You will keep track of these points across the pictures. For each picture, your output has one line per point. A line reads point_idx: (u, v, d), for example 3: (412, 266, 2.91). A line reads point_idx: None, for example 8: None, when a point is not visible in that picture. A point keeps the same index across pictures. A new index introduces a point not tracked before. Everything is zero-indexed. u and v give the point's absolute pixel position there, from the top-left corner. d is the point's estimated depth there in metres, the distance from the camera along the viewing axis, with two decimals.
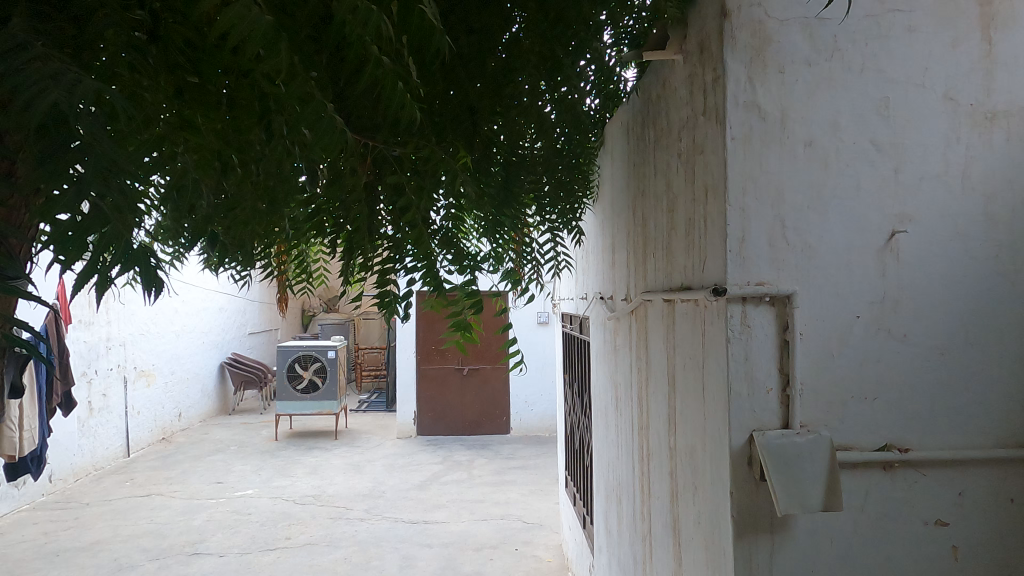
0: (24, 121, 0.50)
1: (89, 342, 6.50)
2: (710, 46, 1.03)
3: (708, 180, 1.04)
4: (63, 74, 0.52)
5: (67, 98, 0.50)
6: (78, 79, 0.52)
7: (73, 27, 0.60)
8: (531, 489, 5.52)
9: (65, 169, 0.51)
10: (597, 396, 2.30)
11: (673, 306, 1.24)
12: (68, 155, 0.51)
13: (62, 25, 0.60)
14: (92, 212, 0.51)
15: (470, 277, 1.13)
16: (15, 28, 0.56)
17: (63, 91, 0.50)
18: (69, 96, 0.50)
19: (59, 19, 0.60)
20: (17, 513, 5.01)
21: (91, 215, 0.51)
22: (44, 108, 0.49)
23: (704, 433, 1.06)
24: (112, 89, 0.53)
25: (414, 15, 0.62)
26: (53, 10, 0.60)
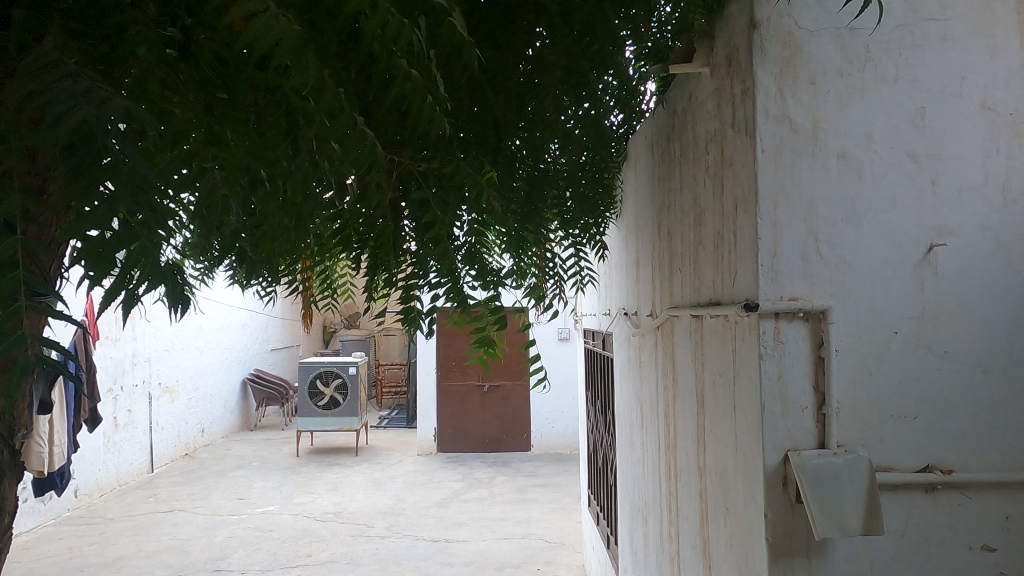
0: (53, 137, 0.49)
1: (115, 358, 6.59)
2: (738, 58, 1.01)
3: (737, 193, 1.02)
4: (93, 92, 0.51)
5: (97, 114, 0.50)
6: (108, 98, 0.51)
7: (106, 44, 0.60)
8: (554, 508, 5.46)
9: (95, 186, 0.51)
10: (621, 414, 2.27)
11: (701, 322, 1.22)
12: (98, 173, 0.51)
13: (96, 42, 0.60)
14: (120, 227, 0.51)
15: (495, 293, 1.12)
16: (48, 45, 0.56)
17: (94, 107, 0.50)
18: (96, 114, 0.50)
19: (93, 35, 0.60)
20: (43, 528, 5.08)
21: (120, 230, 0.51)
22: (73, 125, 0.48)
23: (736, 452, 1.03)
24: (142, 106, 0.53)
25: (445, 27, 0.59)
26: (86, 27, 0.60)
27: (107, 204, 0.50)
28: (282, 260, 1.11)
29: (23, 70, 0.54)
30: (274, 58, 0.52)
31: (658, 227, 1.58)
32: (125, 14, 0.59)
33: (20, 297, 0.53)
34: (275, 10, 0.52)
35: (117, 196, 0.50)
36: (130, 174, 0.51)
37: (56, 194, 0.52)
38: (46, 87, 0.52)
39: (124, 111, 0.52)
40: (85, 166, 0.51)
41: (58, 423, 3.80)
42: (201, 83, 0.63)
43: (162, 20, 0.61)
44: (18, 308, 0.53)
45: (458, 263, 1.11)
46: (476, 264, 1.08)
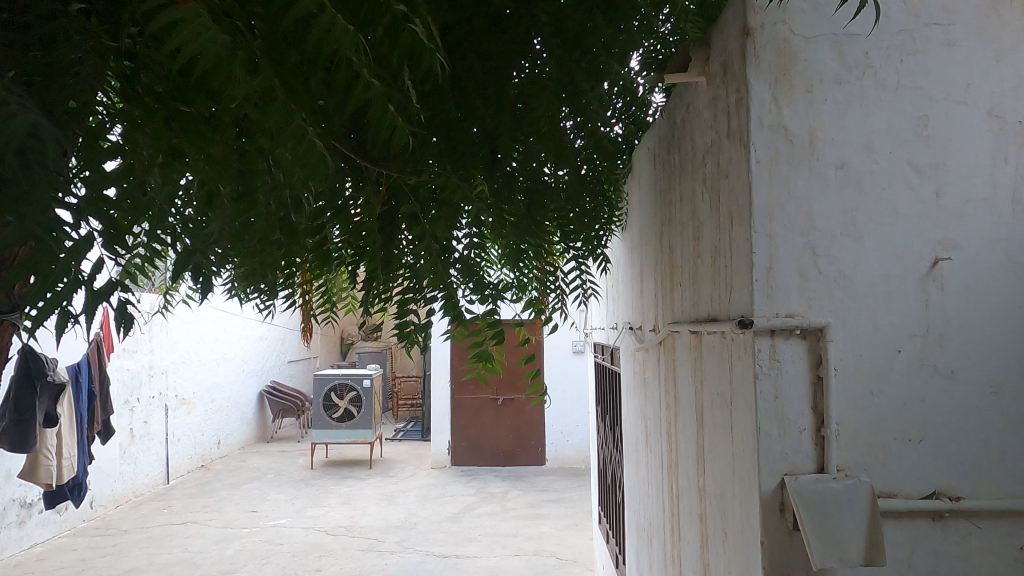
0: None
1: (132, 370, 6.63)
2: (732, 66, 0.98)
3: (732, 205, 0.98)
4: (7, 105, 0.46)
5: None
6: (21, 110, 0.46)
7: (42, 50, 0.55)
8: (567, 524, 5.39)
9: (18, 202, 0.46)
10: (628, 430, 2.22)
11: (700, 339, 1.18)
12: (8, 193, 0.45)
13: (32, 49, 0.55)
14: (39, 243, 0.46)
15: (492, 307, 1.09)
16: None
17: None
18: (0, 128, 0.44)
19: (31, 45, 0.55)
20: (58, 539, 5.11)
21: (39, 244, 0.46)
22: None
23: (734, 475, 0.99)
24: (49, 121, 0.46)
25: (406, 35, 0.56)
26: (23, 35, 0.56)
27: (21, 220, 0.45)
28: (273, 274, 1.09)
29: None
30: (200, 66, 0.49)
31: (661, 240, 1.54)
32: (61, 23, 0.55)
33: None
34: (207, 16, 0.49)
35: (34, 212, 0.45)
36: (47, 191, 0.46)
37: None
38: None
39: (37, 128, 0.46)
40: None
41: (66, 435, 3.80)
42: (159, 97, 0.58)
43: (110, 30, 0.58)
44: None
45: (453, 278, 1.08)
46: (471, 277, 1.05)
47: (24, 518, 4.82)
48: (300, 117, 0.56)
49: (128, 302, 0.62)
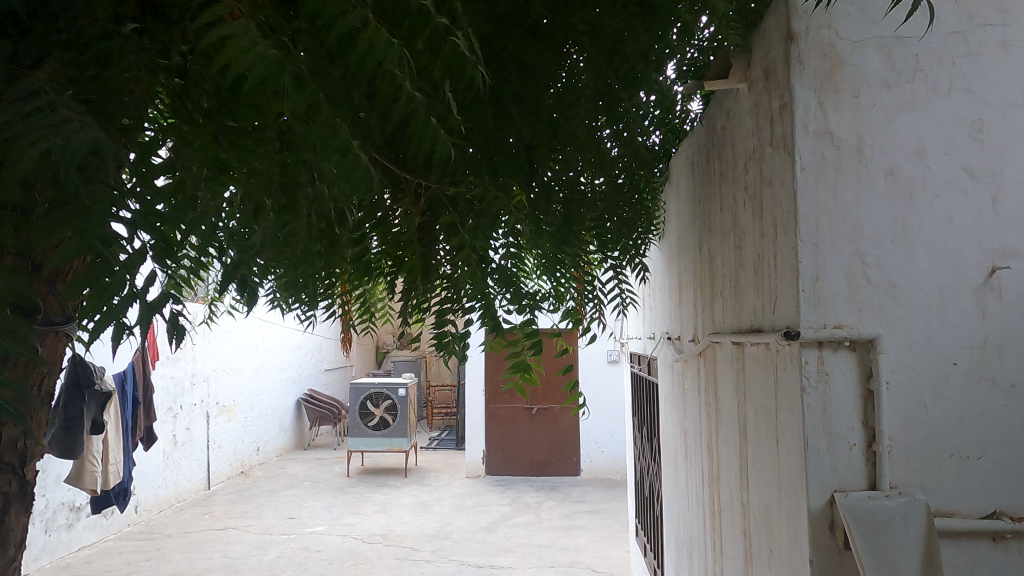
0: (16, 169, 0.44)
1: (176, 377, 6.79)
2: (776, 72, 0.96)
3: (777, 214, 0.96)
4: (68, 122, 0.46)
5: (62, 146, 0.44)
6: (82, 128, 0.46)
7: (99, 67, 0.57)
8: (602, 535, 5.34)
9: (77, 218, 0.46)
10: (666, 442, 2.19)
11: (743, 350, 1.15)
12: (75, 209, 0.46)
13: (89, 68, 0.57)
14: (96, 257, 0.47)
15: (530, 317, 1.09)
16: (42, 74, 0.54)
17: (60, 139, 0.45)
18: (64, 145, 0.44)
19: (88, 64, 0.57)
20: (104, 542, 5.25)
21: (96, 258, 0.47)
22: (34, 158, 0.43)
23: (780, 489, 0.96)
24: (112, 138, 0.46)
25: (447, 47, 0.57)
26: (80, 54, 0.57)
27: (82, 236, 0.45)
28: (315, 284, 1.10)
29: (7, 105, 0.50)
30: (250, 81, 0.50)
31: (700, 249, 1.52)
32: (117, 42, 0.56)
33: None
34: (256, 33, 0.50)
35: (94, 227, 0.46)
36: (107, 208, 0.46)
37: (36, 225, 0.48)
38: (19, 119, 0.47)
39: (97, 145, 0.46)
40: (63, 200, 0.47)
41: (112, 442, 3.91)
42: (208, 113, 0.59)
43: (164, 48, 0.59)
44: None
45: (491, 287, 1.07)
46: (509, 288, 1.04)
47: (73, 521, 4.97)
48: (344, 130, 0.57)
49: (179, 313, 0.63)
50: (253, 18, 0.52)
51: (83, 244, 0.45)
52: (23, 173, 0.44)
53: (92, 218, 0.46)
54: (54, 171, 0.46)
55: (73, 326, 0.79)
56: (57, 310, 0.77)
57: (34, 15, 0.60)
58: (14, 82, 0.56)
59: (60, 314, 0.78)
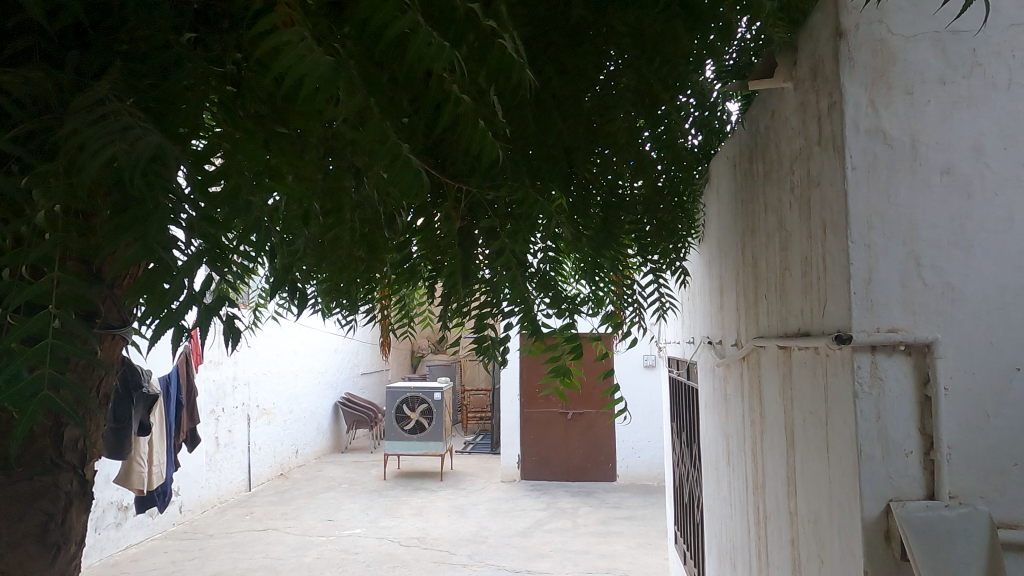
0: (85, 173, 0.46)
1: (217, 381, 6.93)
2: (824, 70, 0.94)
3: (826, 215, 0.94)
4: (132, 128, 0.48)
5: (128, 151, 0.45)
6: (146, 134, 0.48)
7: (159, 78, 0.58)
8: (640, 542, 5.28)
9: (140, 222, 0.47)
10: (707, 448, 2.15)
11: (790, 354, 1.13)
12: (140, 209, 0.47)
13: (150, 79, 0.58)
14: (157, 262, 0.48)
15: (570, 320, 1.07)
16: (105, 84, 0.55)
17: (126, 144, 0.46)
18: (130, 150, 0.46)
19: (149, 74, 0.58)
20: (150, 541, 5.39)
21: (159, 262, 0.48)
22: (103, 161, 0.44)
23: (831, 498, 0.93)
24: (173, 144, 0.48)
25: (494, 50, 0.57)
26: (140, 64, 0.59)
27: (145, 239, 0.46)
28: (356, 288, 1.10)
29: (73, 113, 0.51)
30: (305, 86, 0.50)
31: (742, 252, 1.50)
32: (176, 51, 0.58)
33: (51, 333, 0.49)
34: (310, 39, 0.51)
35: (156, 231, 0.47)
36: (167, 213, 0.48)
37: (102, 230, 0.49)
38: (85, 126, 0.48)
39: (159, 151, 0.48)
40: (129, 202, 0.48)
41: (158, 444, 4.01)
42: (259, 118, 0.60)
43: (219, 58, 0.60)
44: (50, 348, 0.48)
45: (530, 291, 1.06)
46: (549, 291, 1.03)
47: (120, 521, 5.11)
48: (394, 135, 0.58)
49: (235, 315, 0.64)
50: (306, 25, 0.53)
51: (146, 247, 0.47)
52: (90, 177, 0.45)
53: (155, 221, 0.47)
54: (119, 176, 0.48)
55: (129, 330, 0.80)
56: (115, 314, 0.78)
57: (97, 28, 0.62)
58: (78, 93, 0.58)
59: (117, 318, 0.79)
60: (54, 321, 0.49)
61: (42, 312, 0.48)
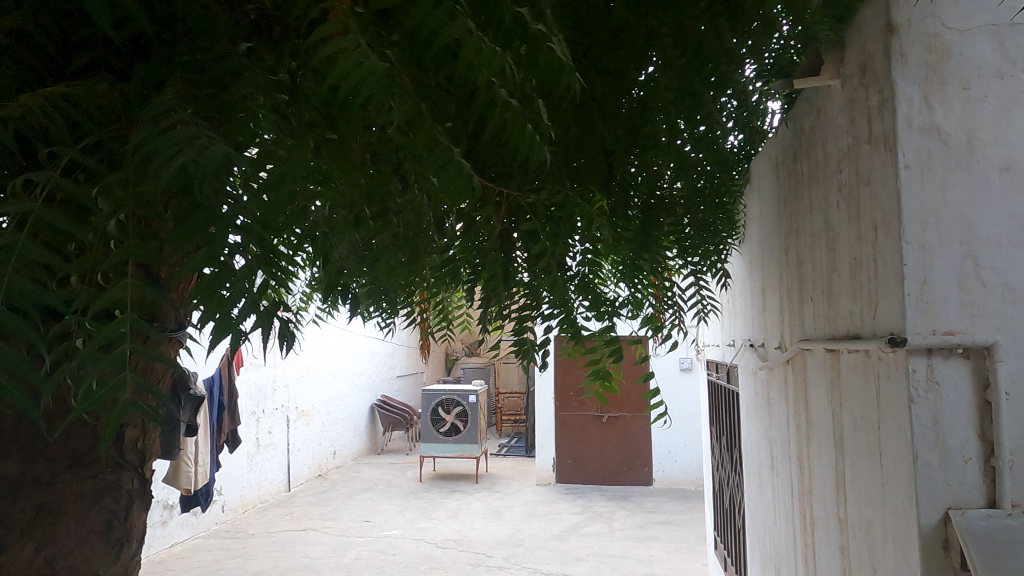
0: (156, 182, 0.47)
1: (258, 383, 7.07)
2: (874, 66, 0.92)
3: (877, 214, 0.91)
4: (198, 137, 0.49)
5: (197, 159, 0.47)
6: (211, 143, 0.49)
7: (217, 89, 0.59)
8: (678, 547, 5.21)
9: (205, 229, 0.49)
10: (748, 453, 2.12)
11: (838, 357, 1.10)
12: (204, 217, 0.48)
13: (209, 88, 0.59)
14: (218, 268, 0.49)
15: (610, 323, 1.05)
16: (168, 94, 0.57)
17: (194, 152, 0.48)
18: (198, 159, 0.47)
19: (208, 84, 0.59)
20: (194, 539, 5.52)
21: (221, 267, 0.49)
22: (174, 171, 0.46)
23: (884, 505, 0.91)
24: (239, 151, 0.49)
25: (543, 53, 0.58)
26: (199, 74, 0.60)
27: (210, 245, 0.48)
28: (397, 292, 1.11)
29: (139, 124, 0.53)
30: (360, 93, 0.51)
31: (786, 253, 1.47)
32: (235, 62, 0.59)
33: (124, 339, 0.50)
34: (365, 46, 0.52)
35: (220, 237, 0.48)
36: (230, 219, 0.49)
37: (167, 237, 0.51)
38: (152, 136, 0.50)
39: (225, 158, 0.49)
40: (195, 208, 0.49)
41: (202, 444, 4.10)
42: (311, 125, 0.61)
43: (274, 67, 0.62)
44: (124, 352, 0.50)
45: (570, 294, 1.05)
46: (588, 294, 1.01)
47: (166, 518, 5.25)
48: (445, 141, 0.58)
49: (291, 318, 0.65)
50: (359, 31, 0.54)
51: (210, 253, 0.48)
52: (160, 186, 0.47)
53: (219, 228, 0.48)
54: (186, 183, 0.49)
55: (183, 331, 0.83)
56: (171, 316, 0.81)
57: (158, 39, 0.64)
58: (141, 104, 0.59)
59: (174, 320, 0.81)
60: (125, 326, 0.50)
61: (115, 318, 0.50)
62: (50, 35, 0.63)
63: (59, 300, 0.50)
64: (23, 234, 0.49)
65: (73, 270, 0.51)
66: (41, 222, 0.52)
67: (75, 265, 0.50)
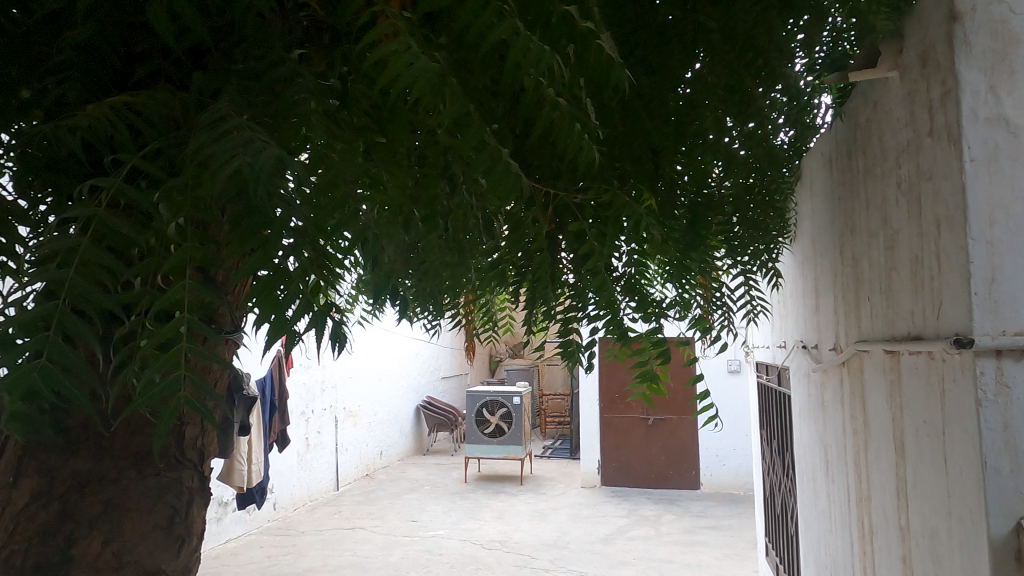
0: (214, 185, 0.49)
1: (308, 384, 7.23)
2: (935, 56, 0.88)
3: (939, 210, 0.88)
4: (253, 142, 0.50)
5: (251, 163, 0.48)
6: (265, 147, 0.50)
7: (272, 95, 0.61)
8: (727, 553, 5.11)
9: (259, 231, 0.50)
10: (801, 457, 2.06)
11: (898, 359, 1.06)
12: (257, 220, 0.50)
13: (264, 95, 0.61)
14: (273, 269, 0.49)
15: (658, 324, 1.02)
16: (226, 101, 0.58)
17: (249, 156, 0.49)
18: (252, 162, 0.48)
19: (262, 91, 0.61)
20: (247, 536, 5.67)
21: (276, 268, 0.50)
22: (231, 174, 0.47)
23: (950, 513, 0.87)
24: (292, 155, 0.50)
25: (592, 51, 0.58)
26: (254, 81, 0.62)
27: (265, 248, 0.49)
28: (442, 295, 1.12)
29: (198, 131, 0.54)
30: (410, 95, 0.52)
31: (840, 252, 1.43)
32: (289, 69, 0.60)
33: (181, 339, 0.52)
34: (416, 48, 0.53)
35: (274, 240, 0.49)
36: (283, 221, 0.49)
37: (223, 241, 0.52)
38: (209, 142, 0.52)
39: (278, 160, 0.50)
40: (249, 212, 0.51)
41: (256, 443, 4.22)
42: (361, 129, 0.62)
43: (326, 73, 0.63)
44: (180, 352, 0.51)
45: (616, 295, 1.03)
46: (635, 295, 0.99)
47: (221, 515, 5.40)
48: (493, 141, 0.59)
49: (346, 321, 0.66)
50: (408, 33, 0.55)
51: (265, 255, 0.49)
52: (216, 190, 0.48)
53: (273, 231, 0.49)
54: (241, 186, 0.50)
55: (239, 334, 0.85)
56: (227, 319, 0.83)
57: (216, 50, 0.66)
58: (200, 111, 0.61)
59: (231, 324, 0.83)
60: (184, 328, 0.52)
61: (172, 318, 0.51)
62: (113, 47, 0.66)
63: (122, 302, 0.52)
64: (88, 237, 0.51)
65: (134, 273, 0.52)
66: (105, 227, 0.54)
67: (136, 269, 0.52)
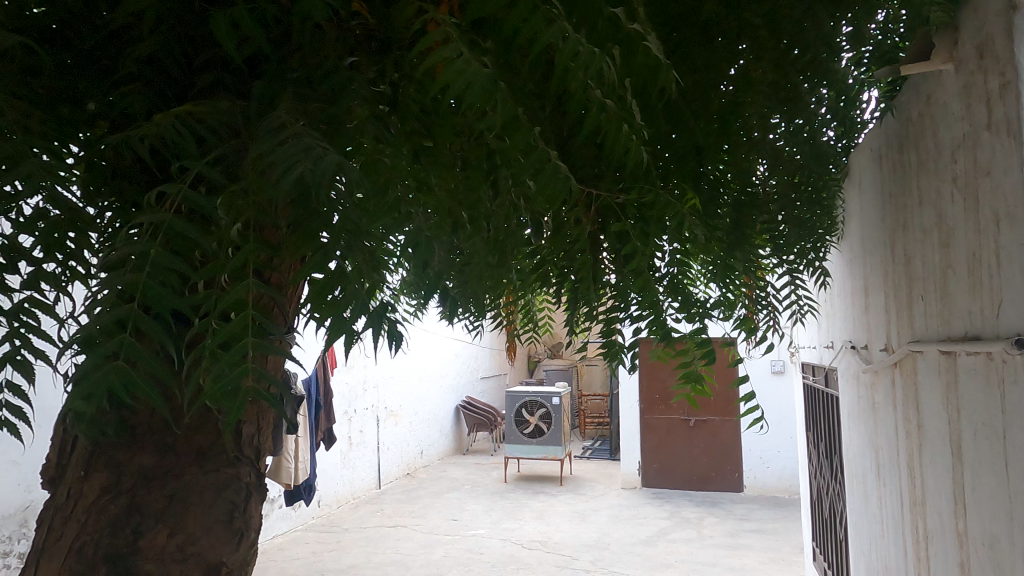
0: (277, 191, 0.50)
1: (350, 383, 7.34)
2: (993, 47, 0.86)
3: (999, 206, 0.85)
4: (314, 148, 0.52)
5: (311, 170, 0.50)
6: (325, 153, 0.52)
7: (326, 101, 0.62)
8: (773, 557, 5.01)
9: (318, 235, 0.51)
10: (850, 460, 2.02)
11: (954, 359, 1.03)
12: (316, 225, 0.51)
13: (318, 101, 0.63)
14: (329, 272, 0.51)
15: (701, 325, 1.00)
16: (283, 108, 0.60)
17: (309, 163, 0.50)
18: (313, 169, 0.50)
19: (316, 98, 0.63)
20: (292, 533, 5.79)
21: (332, 271, 0.51)
22: (294, 179, 0.49)
23: (1012, 518, 0.84)
24: (350, 161, 0.51)
25: (640, 53, 0.59)
26: (309, 87, 0.64)
27: (323, 251, 0.50)
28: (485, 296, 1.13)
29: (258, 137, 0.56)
30: (463, 100, 0.53)
31: (891, 249, 1.40)
32: (343, 75, 0.62)
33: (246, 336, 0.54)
34: (468, 54, 0.54)
35: (332, 244, 0.50)
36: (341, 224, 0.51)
37: (284, 244, 0.54)
38: (271, 149, 0.53)
39: (338, 167, 0.51)
40: (308, 217, 0.52)
41: (302, 440, 4.30)
42: (411, 134, 0.64)
43: (377, 78, 0.64)
44: (245, 350, 0.53)
45: (659, 295, 1.02)
46: (678, 295, 0.98)
47: (267, 512, 5.53)
48: (542, 145, 0.59)
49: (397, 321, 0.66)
50: (459, 39, 0.56)
51: (323, 259, 0.50)
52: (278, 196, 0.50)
53: (332, 235, 0.51)
54: (301, 192, 0.52)
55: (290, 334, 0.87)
56: (281, 318, 0.85)
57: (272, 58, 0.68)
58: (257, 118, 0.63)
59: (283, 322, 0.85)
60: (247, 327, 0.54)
61: (237, 318, 0.53)
62: (175, 58, 0.68)
63: (188, 304, 0.54)
64: (156, 243, 0.54)
65: (200, 276, 0.54)
66: (172, 231, 0.56)
67: (202, 273, 0.54)
